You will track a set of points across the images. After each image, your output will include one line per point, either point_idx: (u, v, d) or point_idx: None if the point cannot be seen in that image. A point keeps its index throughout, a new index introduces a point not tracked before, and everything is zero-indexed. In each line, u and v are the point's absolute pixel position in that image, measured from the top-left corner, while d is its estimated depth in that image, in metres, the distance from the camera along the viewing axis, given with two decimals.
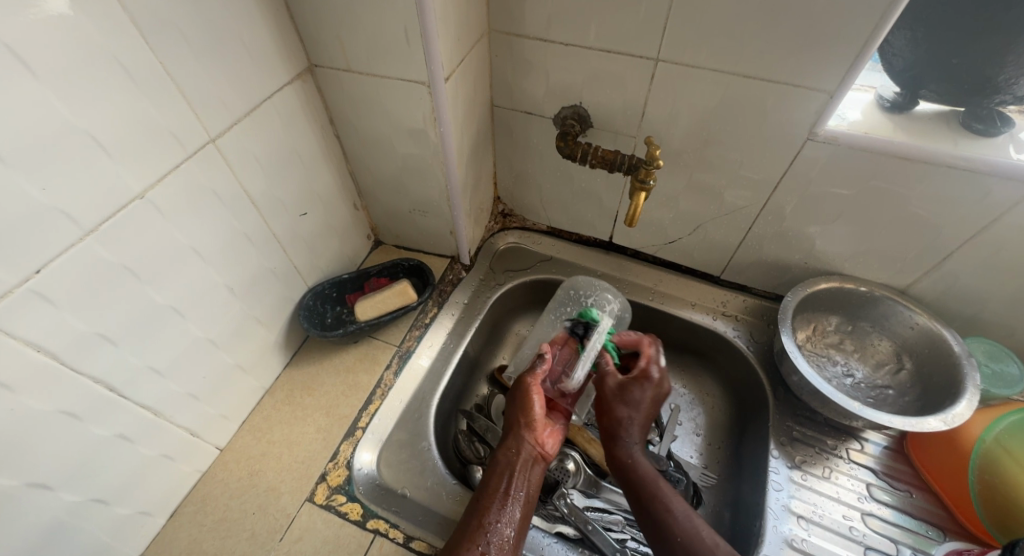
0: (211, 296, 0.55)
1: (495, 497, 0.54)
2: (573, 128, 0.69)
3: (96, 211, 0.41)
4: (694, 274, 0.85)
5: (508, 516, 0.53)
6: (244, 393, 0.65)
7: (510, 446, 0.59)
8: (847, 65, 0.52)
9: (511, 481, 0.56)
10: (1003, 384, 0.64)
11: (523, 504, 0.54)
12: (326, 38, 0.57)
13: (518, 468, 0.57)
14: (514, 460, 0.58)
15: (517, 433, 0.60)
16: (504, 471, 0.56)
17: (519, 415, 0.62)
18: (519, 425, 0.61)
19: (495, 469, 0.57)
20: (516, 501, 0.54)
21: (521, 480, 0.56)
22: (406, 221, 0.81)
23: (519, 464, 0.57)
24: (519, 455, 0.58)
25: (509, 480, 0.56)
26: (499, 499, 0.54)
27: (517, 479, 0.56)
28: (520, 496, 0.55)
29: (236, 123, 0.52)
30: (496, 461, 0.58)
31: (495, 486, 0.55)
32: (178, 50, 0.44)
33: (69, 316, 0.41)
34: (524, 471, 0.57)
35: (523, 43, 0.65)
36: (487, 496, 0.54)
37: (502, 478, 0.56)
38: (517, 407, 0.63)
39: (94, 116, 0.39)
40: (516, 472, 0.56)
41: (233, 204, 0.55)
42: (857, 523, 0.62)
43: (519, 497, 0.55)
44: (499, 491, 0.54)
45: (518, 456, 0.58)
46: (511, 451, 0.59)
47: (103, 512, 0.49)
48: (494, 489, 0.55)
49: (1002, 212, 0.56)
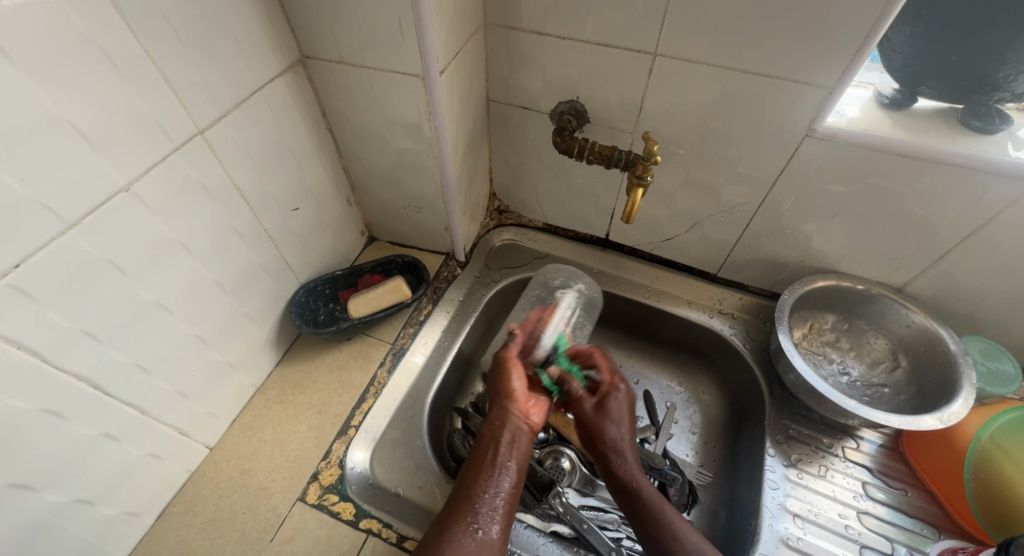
0: (200, 292, 0.54)
1: (483, 469, 0.52)
2: (570, 123, 0.68)
3: (79, 205, 0.40)
4: (691, 271, 0.85)
5: (498, 488, 0.50)
6: (235, 390, 0.64)
7: (495, 419, 0.57)
8: (847, 60, 0.51)
9: (500, 453, 0.53)
10: (998, 382, 0.64)
11: (513, 473, 0.52)
12: (319, 29, 0.55)
13: (506, 438, 0.55)
14: (500, 432, 0.55)
15: (502, 406, 0.58)
16: (492, 444, 0.54)
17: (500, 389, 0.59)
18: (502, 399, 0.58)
19: (482, 442, 0.55)
20: (506, 472, 0.52)
21: (510, 450, 0.54)
22: (401, 217, 0.80)
23: (506, 435, 0.55)
24: (505, 428, 0.56)
25: (497, 450, 0.53)
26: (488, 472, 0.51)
27: (506, 450, 0.54)
28: (510, 465, 0.53)
29: (225, 115, 0.51)
30: (483, 435, 0.56)
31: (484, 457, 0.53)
32: (165, 39, 0.43)
33: (52, 312, 0.40)
34: (511, 439, 0.55)
35: (519, 36, 0.64)
36: (475, 470, 0.52)
37: (489, 450, 0.54)
38: (499, 381, 0.60)
39: (76, 106, 0.38)
40: (504, 442, 0.54)
41: (223, 198, 0.54)
42: (853, 521, 0.62)
43: (510, 467, 0.52)
44: (488, 462, 0.52)
45: (505, 427, 0.56)
46: (497, 425, 0.56)
47: (88, 513, 0.48)
48: (482, 461, 0.53)
49: (999, 210, 0.56)
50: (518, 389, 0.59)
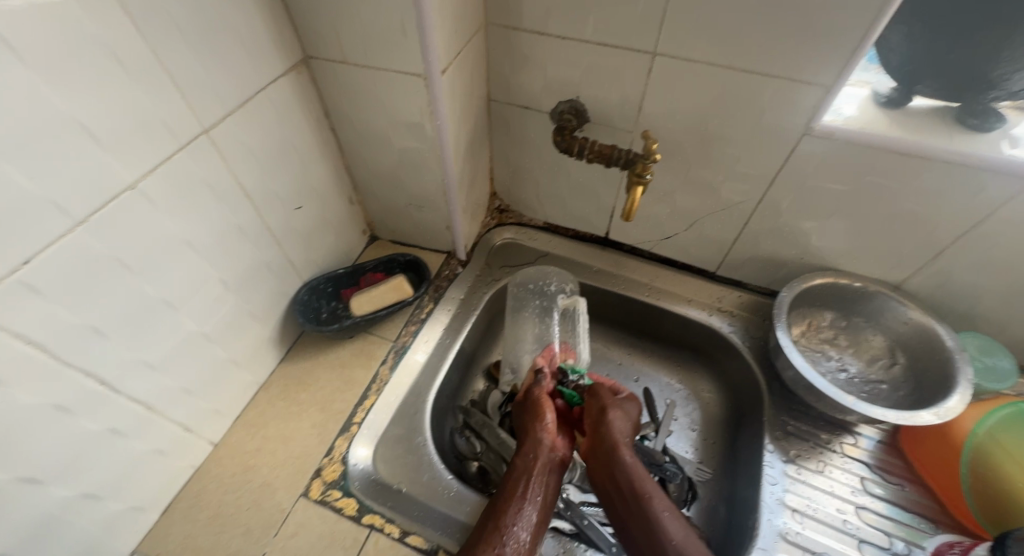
0: (204, 290, 0.54)
1: (510, 499, 0.52)
2: (570, 123, 0.69)
3: (85, 202, 0.40)
4: (690, 270, 0.85)
5: (525, 518, 0.51)
6: (238, 388, 0.64)
7: (524, 450, 0.58)
8: (844, 59, 0.52)
9: (529, 484, 0.54)
10: (993, 379, 0.65)
11: (540, 500, 0.53)
12: (322, 29, 0.56)
13: (536, 469, 0.55)
14: (532, 464, 0.56)
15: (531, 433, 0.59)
16: (520, 477, 0.54)
17: (532, 420, 0.60)
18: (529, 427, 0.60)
19: (509, 473, 0.55)
20: (533, 503, 0.52)
21: (540, 484, 0.54)
22: (402, 216, 0.81)
23: (533, 462, 0.56)
24: (537, 460, 0.56)
25: (524, 478, 0.54)
26: (515, 501, 0.52)
27: (534, 482, 0.54)
28: (538, 500, 0.53)
29: (229, 114, 0.51)
30: (512, 467, 0.56)
31: (510, 487, 0.53)
32: (171, 40, 0.43)
33: (60, 308, 0.41)
34: (539, 470, 0.55)
35: (520, 37, 0.65)
36: (502, 499, 0.53)
37: (520, 481, 0.54)
38: (530, 416, 0.61)
39: (84, 104, 0.39)
40: (534, 474, 0.55)
41: (227, 196, 0.54)
42: (851, 516, 0.63)
43: (538, 500, 0.53)
44: (516, 492, 0.53)
45: (533, 460, 0.56)
46: (525, 456, 0.57)
47: (94, 508, 0.49)
48: (511, 492, 0.53)
49: (996, 208, 0.56)
50: (551, 423, 0.60)
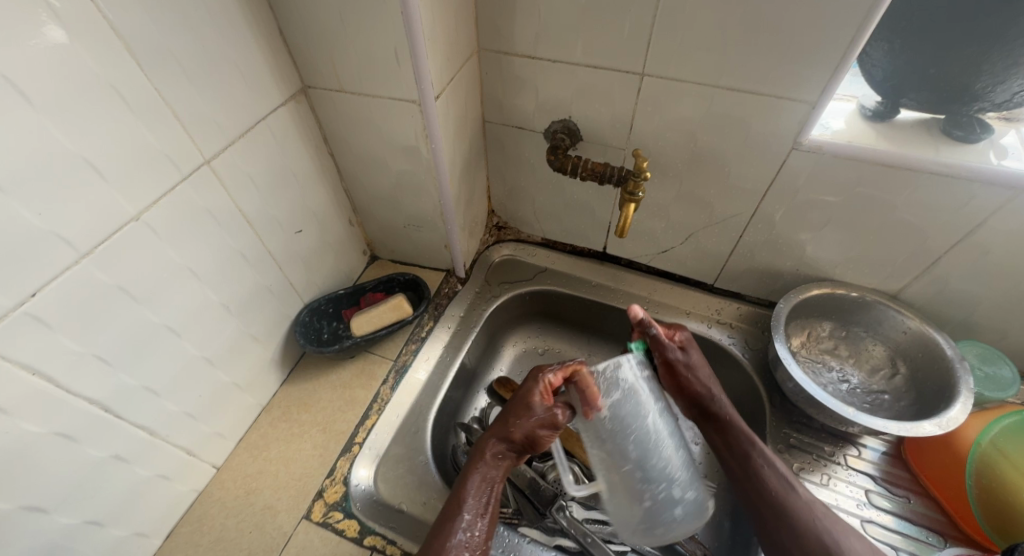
0: (207, 316, 0.55)
1: (466, 499, 0.53)
2: (563, 142, 0.70)
3: (91, 235, 0.42)
4: (689, 283, 0.86)
5: (476, 517, 0.51)
6: (240, 410, 0.65)
7: (490, 453, 0.56)
8: (828, 75, 0.53)
9: (477, 475, 0.55)
10: (996, 388, 0.64)
11: (490, 500, 0.53)
12: (318, 60, 0.58)
13: (492, 465, 0.55)
14: (489, 460, 0.56)
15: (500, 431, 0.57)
16: (480, 472, 0.55)
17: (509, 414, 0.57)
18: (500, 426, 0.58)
19: (468, 475, 0.54)
20: (488, 508, 0.53)
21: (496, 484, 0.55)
22: (402, 236, 0.82)
23: (491, 464, 0.55)
24: (495, 454, 0.56)
25: (476, 475, 0.55)
26: (473, 504, 0.52)
27: (491, 484, 0.54)
28: (489, 497, 0.53)
29: (230, 144, 0.53)
30: (473, 461, 0.56)
31: (467, 488, 0.53)
32: (174, 77, 0.45)
33: (65, 337, 0.42)
34: (496, 469, 0.55)
35: (512, 61, 0.66)
36: (455, 498, 0.53)
37: (473, 479, 0.54)
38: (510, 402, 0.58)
39: (91, 142, 0.40)
40: (491, 473, 0.55)
41: (227, 223, 0.55)
42: (857, 530, 0.62)
43: (489, 500, 0.53)
44: (470, 494, 0.53)
45: (494, 463, 0.55)
46: (485, 452, 0.56)
47: (98, 535, 0.49)
48: (462, 495, 0.53)
49: (986, 217, 0.57)
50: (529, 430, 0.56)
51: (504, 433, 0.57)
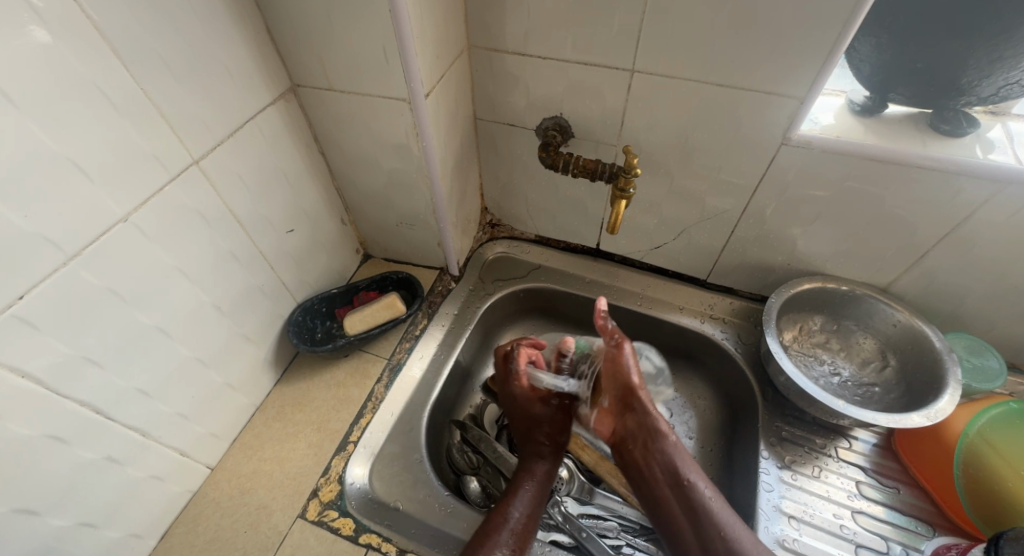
0: (199, 316, 0.55)
1: (509, 513, 0.55)
2: (555, 139, 0.70)
3: (79, 237, 0.42)
4: (682, 278, 0.86)
5: (516, 530, 0.53)
6: (234, 410, 0.65)
7: (531, 471, 0.60)
8: (816, 70, 0.53)
9: (519, 491, 0.57)
10: (983, 379, 0.65)
11: (528, 514, 0.55)
12: (308, 59, 0.58)
13: (533, 483, 0.59)
14: (529, 477, 0.59)
15: (533, 449, 0.63)
16: (526, 490, 0.58)
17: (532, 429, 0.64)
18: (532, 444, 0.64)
19: (514, 491, 0.58)
20: (532, 521, 0.55)
21: (538, 502, 0.57)
22: (395, 234, 0.82)
23: (531, 480, 0.59)
24: (536, 472, 0.60)
25: (519, 492, 0.57)
26: (517, 516, 0.55)
27: (532, 504, 0.57)
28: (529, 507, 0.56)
29: (219, 144, 0.53)
30: (519, 480, 0.59)
31: (511, 501, 0.56)
32: (160, 77, 0.45)
33: (53, 340, 0.42)
34: (534, 486, 0.58)
35: (503, 58, 0.66)
36: (499, 508, 0.56)
37: (515, 491, 0.58)
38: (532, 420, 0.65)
39: (75, 142, 0.40)
40: (534, 489, 0.58)
41: (218, 223, 0.55)
42: (848, 521, 0.63)
43: (532, 512, 0.56)
44: (514, 507, 0.56)
45: (535, 483, 0.59)
46: (528, 472, 0.60)
47: (91, 536, 0.49)
48: (504, 503, 0.56)
49: (974, 209, 0.57)
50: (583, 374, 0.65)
51: (540, 450, 0.62)
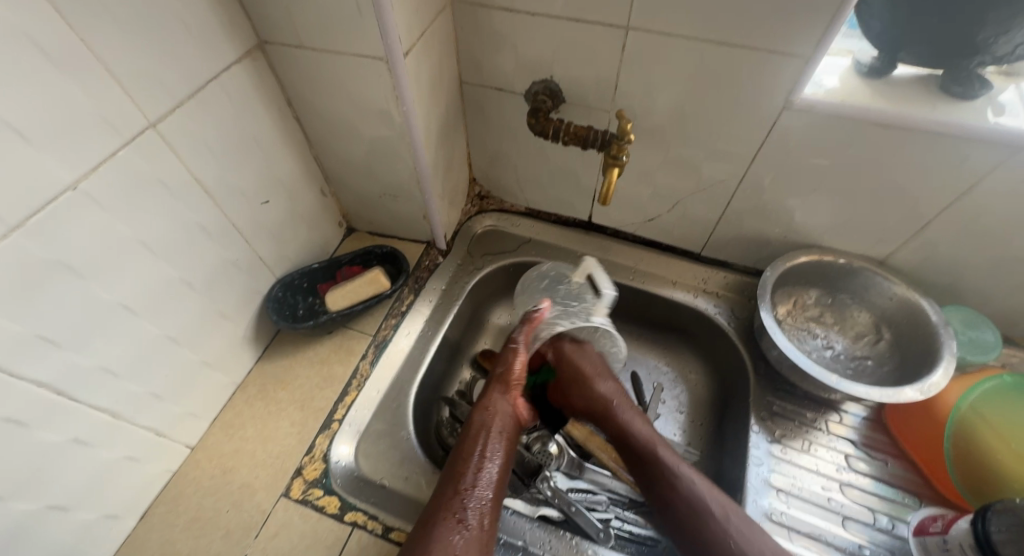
0: (166, 293, 0.52)
1: (482, 468, 0.55)
2: (545, 104, 0.66)
3: (21, 206, 0.38)
4: (676, 251, 0.84)
5: (485, 486, 0.54)
6: (212, 389, 0.63)
7: (499, 426, 0.60)
8: (824, 27, 0.49)
9: (489, 446, 0.57)
10: (979, 351, 0.64)
11: (498, 469, 0.56)
12: (275, 13, 0.53)
13: (501, 440, 0.59)
14: (490, 420, 0.60)
15: (502, 399, 0.62)
16: (494, 439, 0.58)
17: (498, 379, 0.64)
18: (500, 392, 0.63)
19: (474, 441, 0.58)
20: (496, 470, 0.56)
21: (507, 457, 0.58)
22: (378, 206, 0.78)
23: (501, 433, 0.59)
24: (496, 416, 0.60)
25: (490, 446, 0.57)
26: (490, 472, 0.55)
27: (500, 455, 0.57)
28: (496, 456, 0.57)
29: (179, 106, 0.49)
30: (479, 423, 0.60)
31: (478, 454, 0.56)
32: (104, 29, 0.41)
33: (1, 318, 0.39)
34: (504, 440, 0.59)
35: (489, 13, 0.62)
36: (470, 463, 0.55)
37: (478, 440, 0.58)
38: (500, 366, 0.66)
39: (9, 98, 0.36)
40: (501, 445, 0.58)
41: (182, 192, 0.52)
42: (836, 493, 0.63)
43: (498, 462, 0.56)
44: (487, 464, 0.56)
45: (506, 438, 0.59)
46: (495, 424, 0.60)
47: (63, 519, 0.48)
48: (469, 452, 0.56)
49: (980, 178, 0.55)
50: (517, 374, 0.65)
51: (508, 402, 0.62)
